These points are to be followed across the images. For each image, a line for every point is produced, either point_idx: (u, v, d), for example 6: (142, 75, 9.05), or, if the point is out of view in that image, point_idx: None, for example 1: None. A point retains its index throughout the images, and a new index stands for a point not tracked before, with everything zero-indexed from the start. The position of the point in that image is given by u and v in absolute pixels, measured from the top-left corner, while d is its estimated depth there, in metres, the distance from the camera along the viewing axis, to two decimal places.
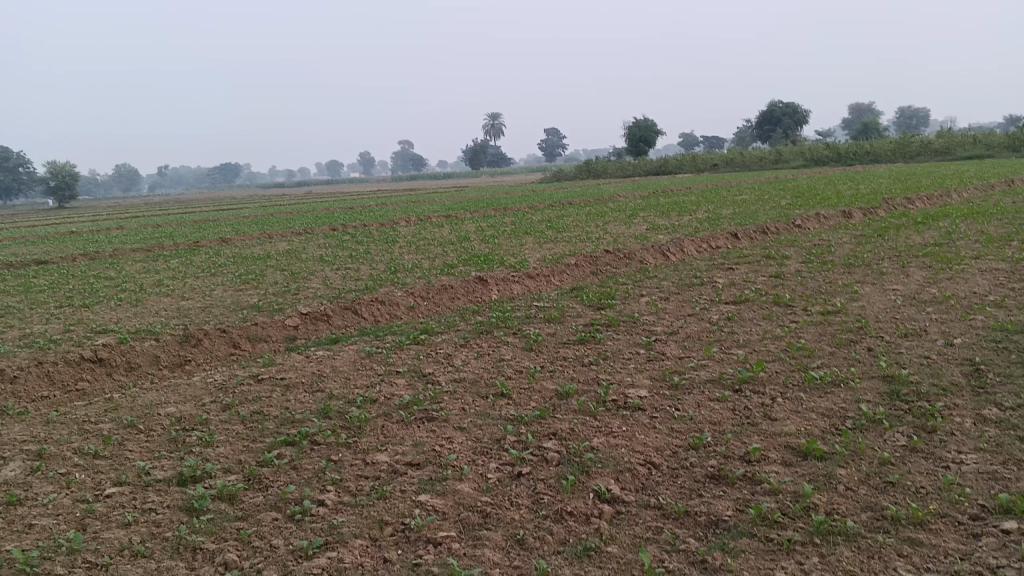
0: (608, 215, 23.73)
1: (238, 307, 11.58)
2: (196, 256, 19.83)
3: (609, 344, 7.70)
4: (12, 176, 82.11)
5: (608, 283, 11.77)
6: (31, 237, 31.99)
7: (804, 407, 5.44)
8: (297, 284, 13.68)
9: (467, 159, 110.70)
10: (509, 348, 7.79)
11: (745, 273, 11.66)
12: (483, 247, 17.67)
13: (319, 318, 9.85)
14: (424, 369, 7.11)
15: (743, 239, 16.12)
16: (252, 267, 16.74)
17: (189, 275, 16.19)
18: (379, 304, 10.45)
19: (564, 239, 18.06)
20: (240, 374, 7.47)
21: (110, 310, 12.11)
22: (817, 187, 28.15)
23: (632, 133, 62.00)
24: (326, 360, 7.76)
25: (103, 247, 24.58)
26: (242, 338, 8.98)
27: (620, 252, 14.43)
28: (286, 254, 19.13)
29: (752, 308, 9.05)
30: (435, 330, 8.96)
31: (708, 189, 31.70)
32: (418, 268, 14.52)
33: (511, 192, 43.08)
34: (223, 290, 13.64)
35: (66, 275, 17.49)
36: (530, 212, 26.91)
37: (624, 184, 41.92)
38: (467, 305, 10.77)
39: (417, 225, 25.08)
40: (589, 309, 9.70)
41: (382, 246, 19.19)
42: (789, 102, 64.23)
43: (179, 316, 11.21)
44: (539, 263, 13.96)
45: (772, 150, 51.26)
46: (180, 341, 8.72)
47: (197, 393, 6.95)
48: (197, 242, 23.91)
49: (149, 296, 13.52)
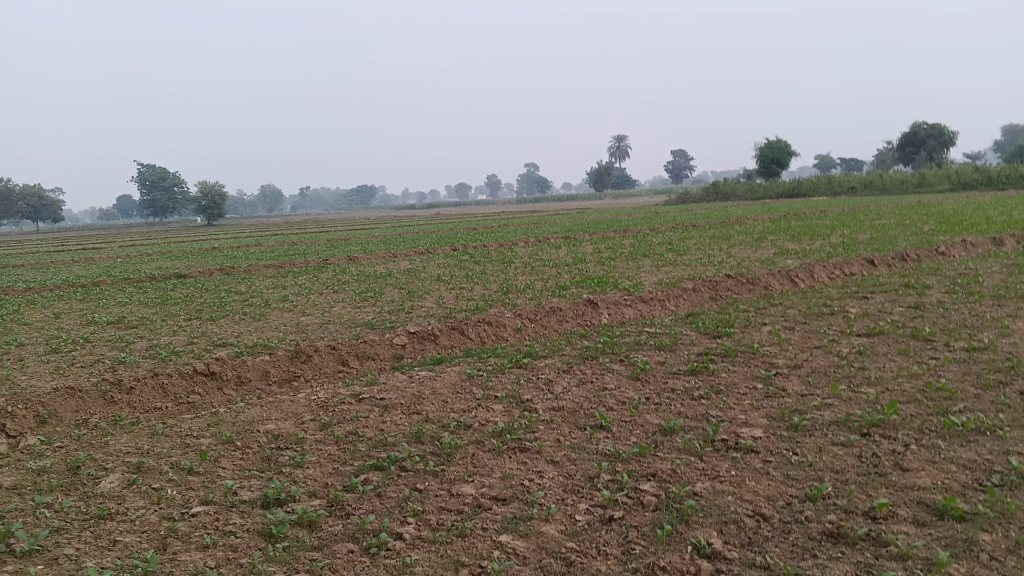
0: (733, 239, 22.87)
1: (351, 324, 11.71)
2: (321, 273, 20.44)
3: (722, 376, 7.19)
4: (166, 195, 88.29)
5: (727, 309, 11.17)
6: (177, 252, 34.05)
7: (942, 457, 4.81)
8: (411, 302, 13.76)
9: (592, 181, 110.47)
10: (615, 377, 7.41)
11: (880, 303, 10.79)
12: (599, 269, 17.31)
13: (426, 337, 9.77)
14: (524, 396, 6.84)
15: (879, 266, 15.04)
16: (370, 285, 17.04)
17: (311, 292, 16.65)
18: (486, 324, 10.28)
19: (684, 262, 17.43)
20: (341, 392, 7.43)
21: (233, 324, 12.52)
22: (965, 212, 26.16)
23: (762, 155, 60.03)
24: (426, 381, 7.61)
25: (238, 263, 25.77)
26: (349, 355, 9.00)
27: (742, 278, 13.74)
28: (405, 272, 19.40)
29: (886, 341, 8.28)
30: (539, 354, 8.68)
31: (842, 213, 30.08)
32: (531, 289, 14.32)
33: (634, 213, 42.47)
34: (340, 306, 13.88)
35: (201, 289, 18.37)
36: (650, 235, 26.31)
37: (753, 207, 40.49)
38: (576, 328, 10.45)
39: (536, 246, 24.96)
40: (704, 337, 9.17)
41: (499, 267, 19.15)
42: (935, 122, 60.41)
43: (294, 331, 11.43)
44: (655, 287, 13.48)
45: (914, 173, 48.32)
46: (289, 356, 8.82)
47: (297, 410, 6.94)
48: (324, 259, 24.69)
49: (272, 311, 13.93)
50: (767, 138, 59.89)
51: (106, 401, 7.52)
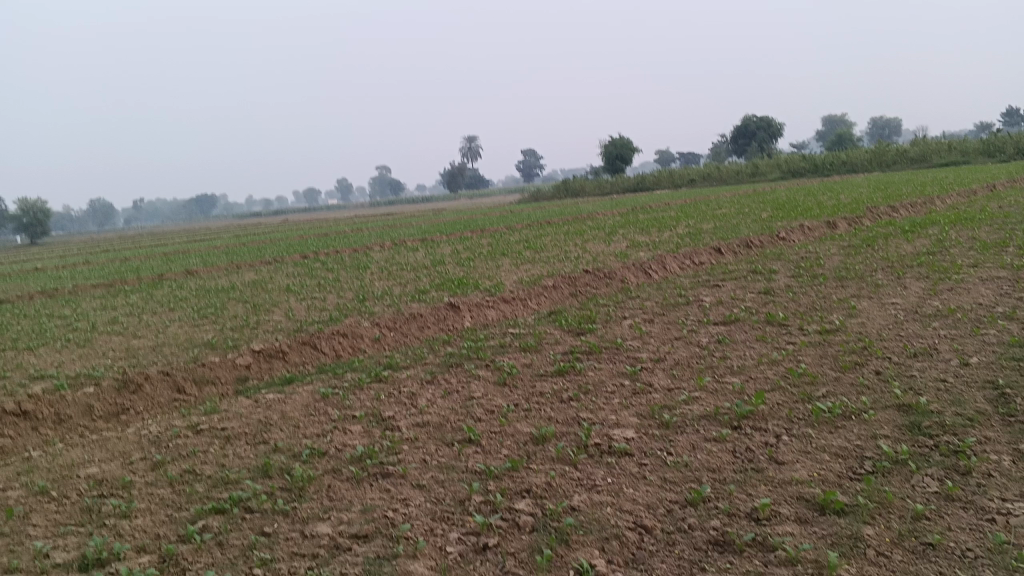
0: (587, 233, 23.15)
1: (191, 345, 10.75)
2: (159, 290, 18.94)
3: (589, 375, 6.98)
4: None
5: (588, 305, 11.08)
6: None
7: (814, 447, 4.76)
8: (258, 317, 12.87)
9: (445, 182, 110.21)
10: (479, 384, 7.04)
11: (732, 291, 11.00)
12: (457, 270, 16.97)
13: (275, 355, 9.06)
14: (383, 413, 6.35)
15: (727, 254, 15.52)
16: (214, 300, 15.92)
17: (147, 311, 15.35)
18: (340, 336, 9.67)
19: (542, 259, 17.35)
20: (178, 425, 6.66)
21: (54, 353, 11.24)
22: (797, 198, 27.69)
23: (608, 151, 61.67)
24: (276, 405, 6.96)
25: (65, 284, 23.56)
26: (187, 381, 8.16)
27: (600, 272, 13.74)
28: (252, 284, 18.33)
29: (743, 328, 8.36)
30: (399, 365, 8.19)
31: (687, 205, 31.20)
32: (388, 296, 13.74)
33: (489, 213, 42.48)
34: (180, 325, 12.82)
35: (19, 315, 16.55)
36: (506, 234, 26.23)
37: (604, 203, 41.46)
38: (437, 334, 10.03)
39: (391, 250, 24.29)
40: (567, 335, 8.98)
41: (353, 273, 18.40)
42: (763, 116, 64.13)
43: (126, 357, 10.36)
44: (515, 286, 13.27)
45: (749, 164, 51.07)
46: (117, 387, 7.88)
47: (125, 449, 6.13)
48: (162, 274, 23.01)
49: (101, 335, 12.65)
50: (612, 134, 61.60)
51: None
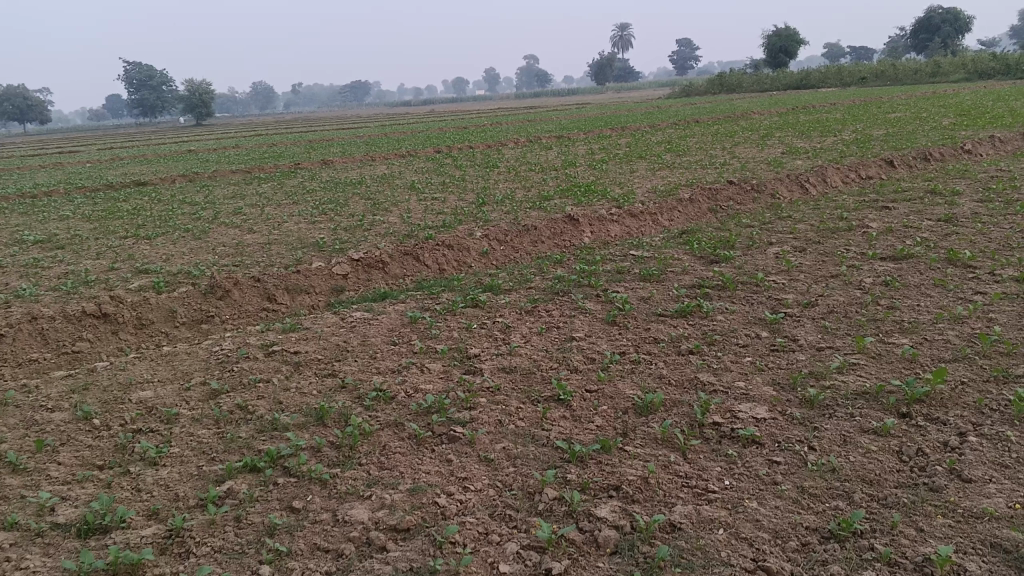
0: (736, 137, 21.15)
1: (299, 245, 10.28)
2: (289, 180, 18.82)
3: (718, 320, 5.81)
4: (154, 94, 85.12)
5: (727, 224, 9.71)
6: (153, 155, 32.27)
7: (1016, 459, 3.49)
8: (373, 217, 12.27)
9: (591, 75, 106.64)
10: (585, 321, 6.02)
11: (903, 216, 9.29)
12: (589, 174, 15.75)
13: (373, 265, 8.37)
14: (469, 350, 5.48)
15: (898, 169, 13.47)
16: (337, 194, 15.51)
17: (270, 202, 15.13)
18: (446, 247, 8.84)
19: (683, 166, 15.81)
20: (250, 343, 6.08)
21: (170, 245, 11.09)
22: (983, 104, 24.23)
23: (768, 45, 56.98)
24: (357, 328, 6.25)
25: (208, 168, 24.07)
26: (277, 289, 7.63)
27: (745, 184, 12.19)
28: (378, 178, 17.84)
29: (917, 268, 6.85)
30: (501, 288, 7.29)
31: (852, 107, 28.14)
32: (510, 200, 12.77)
33: (634, 109, 40.31)
34: (296, 222, 12.42)
35: (156, 200, 16.82)
36: (648, 133, 24.48)
37: (759, 101, 38.32)
38: (551, 251, 9.04)
39: (525, 147, 23.21)
40: (698, 262, 7.77)
41: (481, 172, 17.51)
42: (950, 7, 57.10)
43: (233, 254, 10.02)
44: (647, 196, 11.99)
45: (928, 63, 45.79)
46: (204, 291, 7.42)
47: (190, 369, 5.60)
48: (297, 164, 22.99)
49: (219, 227, 12.46)
50: (775, 26, 56.63)
51: None
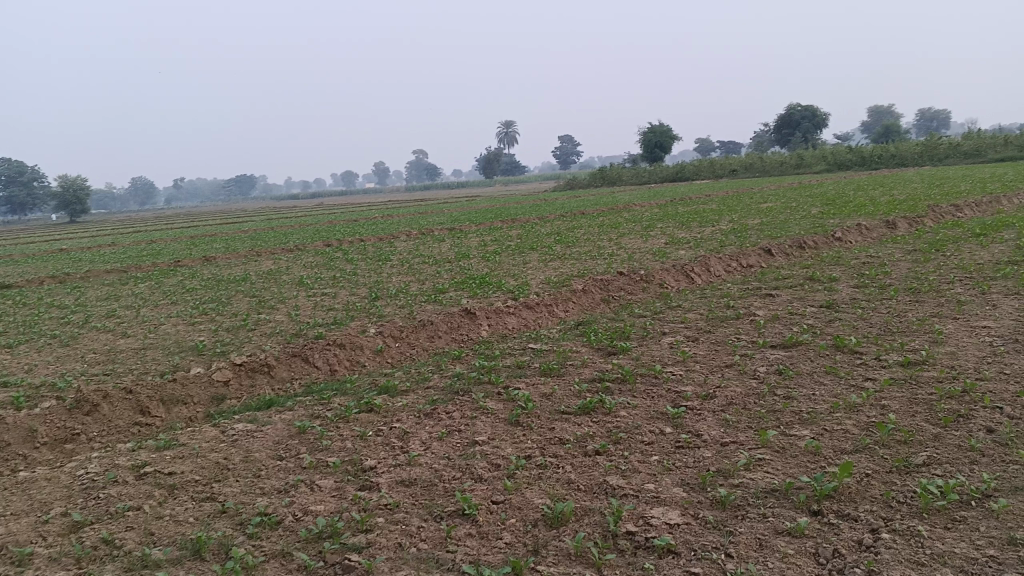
0: (622, 227, 21.75)
1: (178, 349, 9.67)
2: (169, 279, 17.99)
3: (621, 416, 5.69)
4: (24, 190, 81.27)
5: (622, 314, 9.77)
6: (19, 255, 30.43)
7: (930, 556, 3.44)
8: (259, 316, 11.75)
9: (480, 168, 109.04)
10: (486, 423, 5.78)
11: (788, 303, 9.59)
12: (482, 266, 15.74)
13: (259, 369, 7.91)
14: (364, 462, 5.14)
15: (777, 256, 14.06)
16: (221, 293, 14.88)
17: (148, 303, 14.34)
18: (338, 347, 8.49)
19: (573, 256, 16.05)
20: (120, 464, 5.53)
21: (32, 353, 10.24)
22: (846, 193, 25.95)
23: (646, 139, 59.89)
24: (241, 442, 5.79)
25: (80, 268, 22.82)
26: (152, 401, 7.06)
27: (635, 274, 12.41)
28: (265, 275, 17.28)
29: (808, 355, 6.99)
30: (396, 389, 6.98)
31: (728, 198, 29.59)
32: (403, 294, 12.54)
33: (522, 201, 41.16)
34: (175, 323, 11.76)
35: (19, 304, 15.68)
36: (537, 225, 24.91)
37: (641, 193, 39.92)
38: (447, 347, 8.82)
39: (416, 240, 23.14)
40: (596, 355, 7.71)
41: (372, 266, 17.25)
42: (808, 105, 61.85)
43: (104, 362, 9.31)
44: (541, 288, 12.01)
45: (793, 155, 49.09)
46: (68, 407, 6.77)
47: (48, 498, 5.00)
48: (178, 261, 22.08)
49: (90, 332, 11.63)
50: (651, 122, 59.71)
51: None
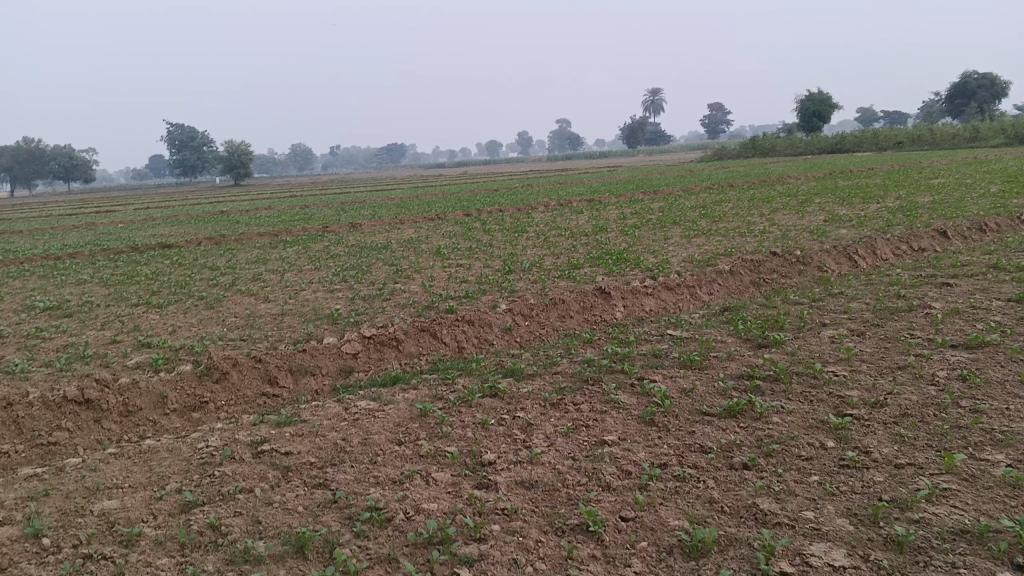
0: (775, 201, 20.42)
1: (313, 317, 9.67)
2: (314, 244, 18.41)
3: (774, 423, 5.01)
4: (195, 154, 86.95)
5: (773, 300, 8.93)
6: (184, 216, 32.34)
7: None
8: (394, 285, 11.67)
9: (623, 138, 107.10)
10: (619, 419, 5.26)
11: (970, 295, 8.44)
12: (622, 240, 15.09)
13: (387, 343, 7.70)
14: (483, 455, 4.74)
15: (952, 239, 12.64)
16: (360, 260, 15.01)
17: (292, 268, 14.65)
18: (467, 323, 8.16)
19: (720, 232, 15.10)
20: (240, 438, 5.40)
21: (180, 314, 10.57)
22: None
23: (802, 108, 56.60)
24: (361, 422, 5.54)
25: (237, 230, 23.90)
26: (281, 371, 6.97)
27: (790, 255, 11.41)
28: (404, 243, 17.35)
29: (999, 360, 6.00)
30: (524, 373, 6.56)
31: (894, 172, 27.30)
32: (538, 268, 12.12)
33: (666, 172, 39.86)
34: (314, 290, 11.88)
35: (177, 264, 16.44)
36: (681, 197, 23.83)
37: (795, 164, 37.72)
38: (580, 329, 8.33)
39: (555, 211, 22.71)
40: (744, 346, 7.00)
41: (509, 237, 16.94)
42: (986, 72, 56.43)
43: (243, 327, 9.43)
44: (683, 266, 11.28)
45: (968, 127, 44.92)
46: (200, 374, 6.77)
47: (168, 471, 4.91)
48: (325, 227, 22.65)
49: (234, 295, 11.93)
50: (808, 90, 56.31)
51: None
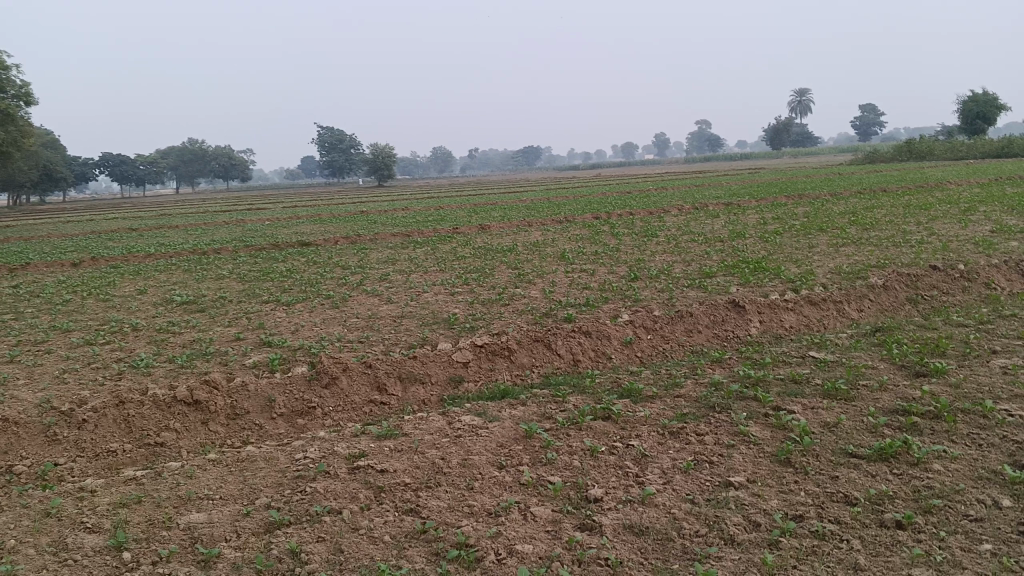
0: (934, 209, 18.73)
1: (431, 321, 9.44)
2: (442, 245, 18.41)
3: (935, 473, 4.25)
4: (339, 155, 90.55)
5: (933, 321, 7.94)
6: (324, 215, 33.41)
7: None
8: (515, 290, 11.32)
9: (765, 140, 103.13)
10: (748, 457, 4.65)
11: None
12: (760, 248, 14.15)
13: (500, 353, 7.32)
14: (590, 490, 4.27)
15: None
16: (485, 262, 14.79)
17: (417, 269, 14.62)
18: (586, 334, 7.67)
19: (870, 242, 13.90)
20: (337, 450, 5.16)
21: (303, 313, 10.63)
22: None
23: (965, 109, 52.42)
24: (463, 440, 5.17)
25: (371, 229, 24.37)
26: (389, 378, 6.72)
27: (953, 269, 10.23)
28: (531, 246, 17.04)
29: None
30: (643, 394, 6.01)
31: None
32: (666, 276, 11.45)
33: (810, 175, 37.78)
34: (435, 292, 11.73)
35: (310, 262, 16.81)
36: (827, 202, 22.34)
37: (955, 169, 34.87)
38: (709, 346, 7.67)
39: (689, 215, 21.80)
40: (898, 375, 6.16)
41: (639, 242, 16.29)
42: None
43: (361, 328, 9.32)
44: (828, 279, 10.34)
45: None
46: (308, 378, 6.62)
47: (260, 483, 4.70)
48: (454, 228, 22.71)
49: (358, 295, 11.95)
50: (972, 89, 52.11)
51: (46, 439, 5.61)
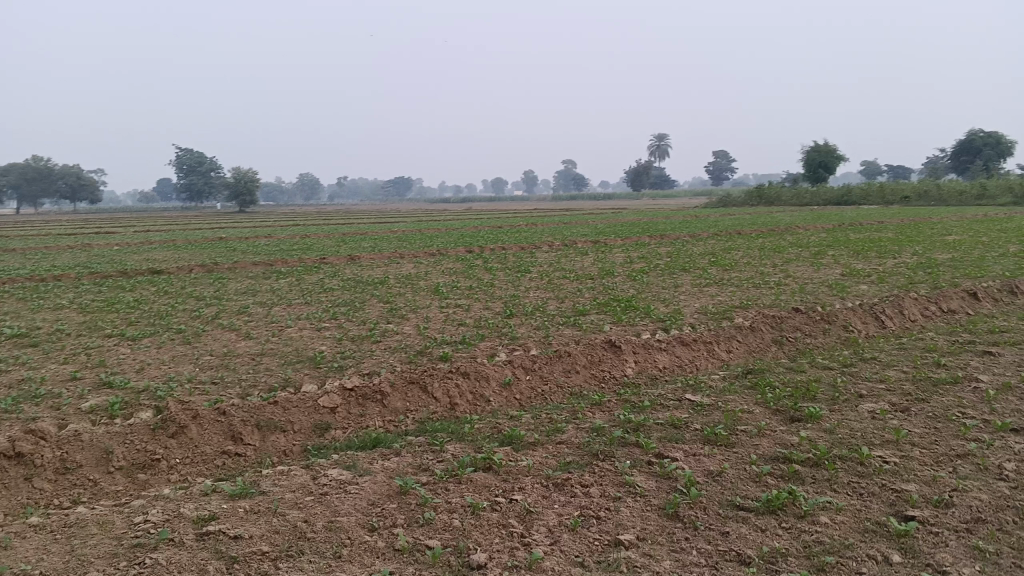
0: (787, 251, 19.69)
1: (295, 359, 8.83)
2: (308, 277, 17.64)
3: (823, 526, 4.17)
4: (200, 179, 86.70)
5: (800, 363, 8.11)
6: (180, 241, 31.57)
7: None
8: (386, 326, 10.85)
9: (629, 180, 106.96)
10: (637, 511, 4.42)
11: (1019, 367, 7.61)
12: (630, 286, 14.32)
13: (371, 396, 6.86)
14: (473, 555, 3.91)
15: (983, 301, 11.86)
16: (353, 296, 14.20)
17: (280, 302, 13.85)
18: (462, 376, 7.33)
19: (733, 282, 14.35)
20: (185, 511, 4.56)
21: (152, 349, 9.73)
22: None
23: (809, 158, 56.21)
24: (330, 497, 4.70)
25: (232, 258, 23.15)
26: (247, 426, 6.13)
27: (813, 312, 10.60)
28: (401, 279, 16.58)
29: None
30: (524, 442, 5.71)
31: (906, 226, 26.58)
32: (541, 314, 11.30)
33: (671, 216, 39.22)
34: (299, 327, 11.08)
35: (162, 292, 15.64)
36: (689, 243, 23.13)
37: (801, 214, 37.13)
38: (587, 388, 7.50)
39: (559, 251, 21.98)
40: (775, 419, 6.16)
41: (511, 277, 16.17)
42: (990, 132, 56.56)
43: (217, 367, 8.59)
44: (698, 319, 10.48)
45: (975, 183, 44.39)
46: (153, 427, 5.92)
47: (89, 554, 4.05)
48: (321, 258, 21.89)
49: (214, 329, 11.11)
50: (815, 140, 55.99)
51: None
